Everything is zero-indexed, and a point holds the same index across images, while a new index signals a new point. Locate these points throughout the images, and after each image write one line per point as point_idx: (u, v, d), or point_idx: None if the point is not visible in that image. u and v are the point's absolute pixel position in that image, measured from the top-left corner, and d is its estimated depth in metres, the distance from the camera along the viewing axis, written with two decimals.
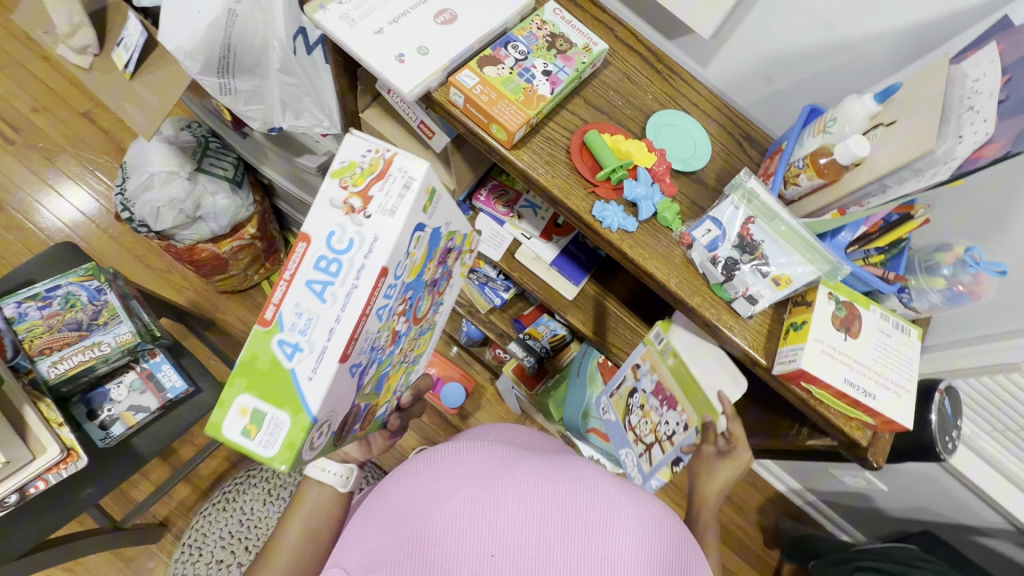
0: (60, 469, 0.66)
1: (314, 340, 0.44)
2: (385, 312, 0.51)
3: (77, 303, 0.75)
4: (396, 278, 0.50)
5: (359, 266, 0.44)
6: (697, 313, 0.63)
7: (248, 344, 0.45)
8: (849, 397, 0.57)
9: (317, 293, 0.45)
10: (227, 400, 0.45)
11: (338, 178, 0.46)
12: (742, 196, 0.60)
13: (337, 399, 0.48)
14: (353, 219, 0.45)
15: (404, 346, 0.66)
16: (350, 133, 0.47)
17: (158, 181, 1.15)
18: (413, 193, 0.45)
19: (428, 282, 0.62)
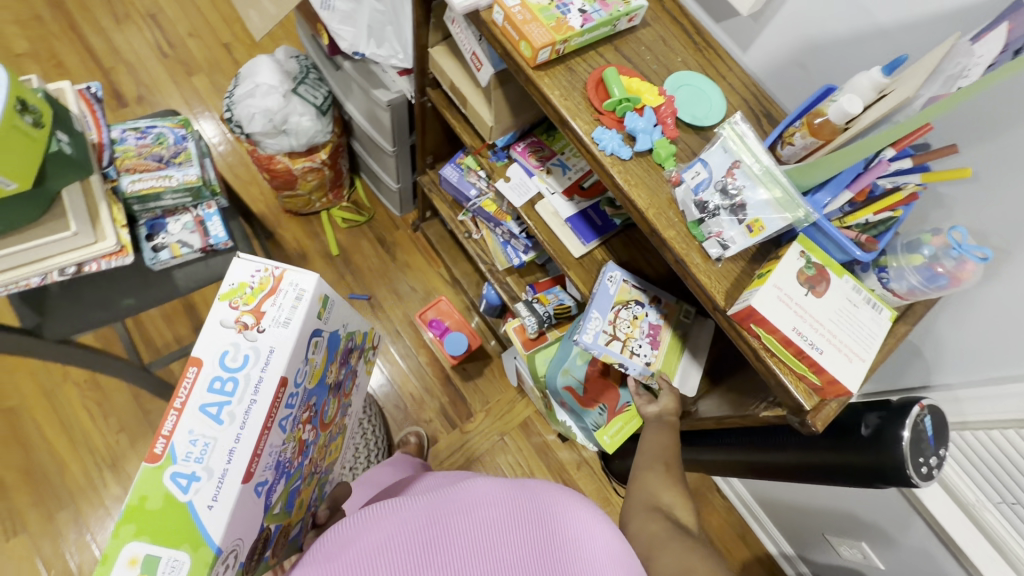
0: (112, 259, 0.80)
1: (211, 464, 0.58)
2: (287, 422, 0.67)
3: (165, 142, 0.91)
4: (297, 386, 0.68)
5: (256, 380, 0.62)
6: (669, 247, 0.66)
7: (139, 487, 0.56)
8: (795, 346, 0.57)
9: (217, 416, 0.60)
10: (111, 555, 0.54)
11: (228, 299, 0.64)
12: (733, 139, 0.62)
13: (240, 527, 0.60)
14: (245, 336, 0.63)
15: (314, 458, 0.79)
16: (239, 259, 0.66)
17: (260, 92, 1.35)
18: (302, 303, 0.66)
19: (333, 386, 0.82)
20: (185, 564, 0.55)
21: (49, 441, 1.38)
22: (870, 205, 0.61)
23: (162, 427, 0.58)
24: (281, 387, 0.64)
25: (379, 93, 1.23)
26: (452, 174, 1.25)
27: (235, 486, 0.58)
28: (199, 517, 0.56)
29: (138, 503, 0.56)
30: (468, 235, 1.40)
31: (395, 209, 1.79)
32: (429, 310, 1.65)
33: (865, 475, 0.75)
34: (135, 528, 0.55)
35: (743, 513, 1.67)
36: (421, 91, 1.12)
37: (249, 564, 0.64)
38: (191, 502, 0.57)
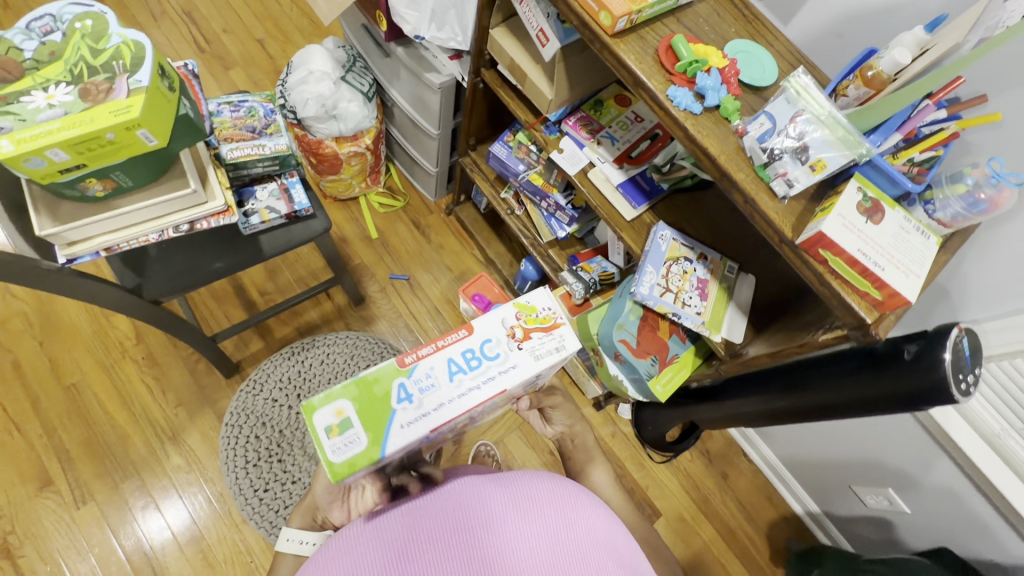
0: (219, 218, 0.87)
1: (420, 400, 0.69)
2: (472, 416, 0.74)
3: (255, 115, 0.98)
4: (494, 401, 0.75)
5: (489, 375, 0.71)
6: (739, 189, 0.75)
7: (384, 371, 0.70)
8: (860, 265, 0.66)
9: (449, 372, 0.71)
10: (334, 398, 0.67)
11: (519, 310, 0.75)
12: (796, 90, 0.72)
13: (398, 454, 0.69)
14: (510, 342, 0.73)
15: (439, 445, 0.85)
16: (545, 289, 0.77)
17: (313, 79, 1.43)
18: (555, 352, 0.73)
19: (497, 410, 0.86)
20: (357, 447, 0.65)
21: (110, 415, 1.43)
22: (916, 144, 0.70)
23: (420, 346, 0.72)
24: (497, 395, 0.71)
25: (431, 76, 1.31)
26: (501, 150, 1.32)
27: (420, 431, 0.67)
28: (388, 425, 0.67)
29: (372, 380, 0.69)
30: (510, 211, 1.49)
31: (429, 195, 1.87)
32: (470, 285, 1.63)
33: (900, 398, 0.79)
34: (356, 391, 0.68)
35: (769, 476, 1.76)
36: (475, 72, 1.21)
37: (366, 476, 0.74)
38: (393, 410, 0.68)
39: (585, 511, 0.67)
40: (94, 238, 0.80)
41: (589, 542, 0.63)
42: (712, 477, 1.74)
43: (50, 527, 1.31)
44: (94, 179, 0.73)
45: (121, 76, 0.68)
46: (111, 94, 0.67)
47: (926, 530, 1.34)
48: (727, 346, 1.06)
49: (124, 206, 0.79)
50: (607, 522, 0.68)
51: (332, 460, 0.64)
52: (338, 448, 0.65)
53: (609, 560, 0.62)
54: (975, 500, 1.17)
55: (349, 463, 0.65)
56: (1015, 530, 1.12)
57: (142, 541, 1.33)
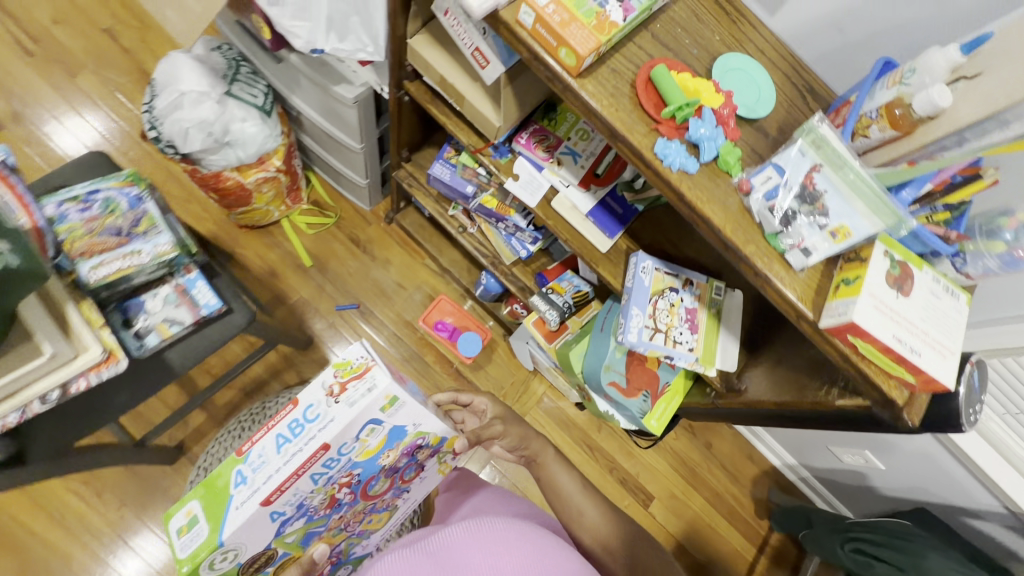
0: (101, 370, 0.67)
1: (252, 479, 0.64)
2: (321, 478, 0.68)
3: (117, 209, 0.74)
4: (342, 453, 0.68)
5: (312, 437, 0.64)
6: (750, 262, 0.62)
7: (221, 464, 0.65)
8: (895, 353, 0.57)
9: (277, 445, 0.65)
10: (184, 499, 0.65)
11: (336, 368, 0.65)
12: (811, 142, 0.58)
13: (250, 533, 0.66)
14: (329, 400, 0.64)
15: (346, 513, 0.81)
16: (361, 339, 0.66)
17: (188, 102, 1.13)
18: (371, 396, 0.64)
19: (387, 467, 0.78)
20: (199, 541, 0.63)
21: (41, 535, 1.24)
22: (948, 194, 0.59)
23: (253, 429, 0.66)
24: (323, 452, 0.64)
25: (341, 89, 1.05)
26: (443, 172, 1.13)
27: (252, 509, 0.63)
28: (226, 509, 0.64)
29: (212, 477, 0.64)
30: (461, 229, 1.30)
31: (363, 204, 1.63)
32: (432, 312, 1.60)
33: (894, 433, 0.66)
34: (204, 490, 0.65)
35: (748, 437, 1.82)
36: (397, 85, 0.97)
37: (246, 568, 0.72)
38: (231, 496, 0.64)
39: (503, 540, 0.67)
40: None
41: None
42: (696, 448, 1.77)
43: None
44: None
45: None
46: None
47: (901, 481, 1.42)
48: (723, 379, 0.99)
49: None
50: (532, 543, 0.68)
51: (179, 558, 0.63)
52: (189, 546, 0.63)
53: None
54: (947, 461, 1.23)
55: (192, 558, 0.62)
56: (982, 485, 1.20)
57: None
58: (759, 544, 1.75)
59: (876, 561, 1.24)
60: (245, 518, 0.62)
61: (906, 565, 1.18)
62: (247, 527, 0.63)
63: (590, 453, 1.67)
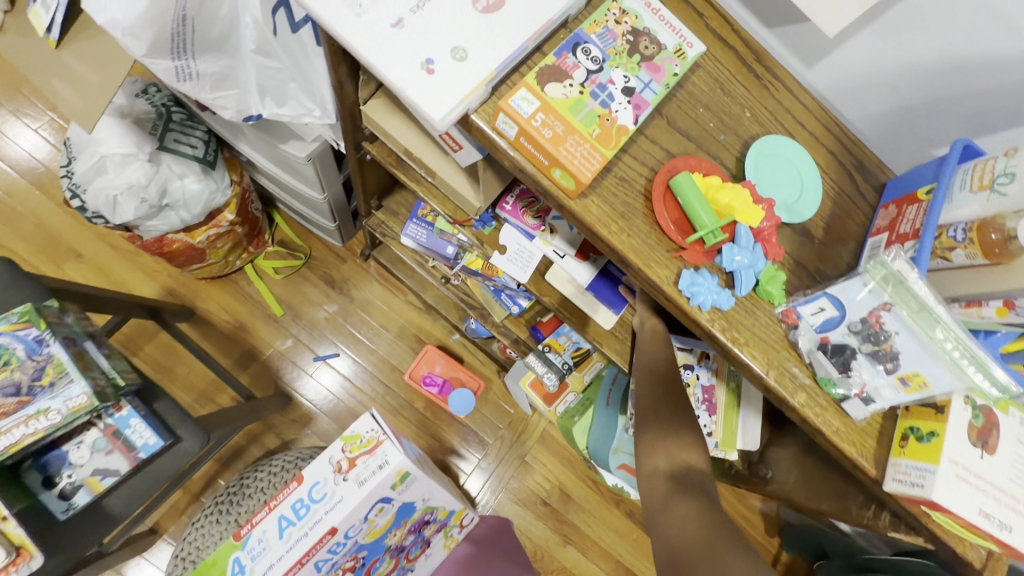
0: (10, 571, 0.55)
1: (251, 568, 0.76)
2: (326, 562, 0.82)
3: (13, 359, 0.60)
4: (345, 536, 0.81)
5: (317, 518, 0.78)
6: (796, 412, 0.51)
7: (218, 552, 0.78)
8: (981, 531, 0.47)
9: (280, 530, 0.78)
10: None
11: (345, 442, 0.81)
12: (882, 278, 0.46)
13: None
14: (337, 475, 0.80)
15: None
16: (369, 415, 0.83)
17: (112, 165, 0.96)
18: (381, 472, 0.79)
19: (391, 545, 0.94)
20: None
21: None
22: None
23: (254, 516, 0.79)
24: (328, 535, 0.77)
25: (292, 147, 0.90)
26: (418, 232, 0.98)
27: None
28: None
29: (209, 564, 0.77)
30: (444, 280, 1.18)
31: (336, 242, 1.47)
32: (419, 365, 1.46)
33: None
34: None
35: None
36: (355, 147, 0.82)
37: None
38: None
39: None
40: None
41: None
42: None
43: None
44: None
45: None
46: None
47: None
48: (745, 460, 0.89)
49: None
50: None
51: None
52: None
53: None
54: None
55: None
56: None
57: None
58: (770, 562, 1.72)
59: None
60: None
61: None
62: None
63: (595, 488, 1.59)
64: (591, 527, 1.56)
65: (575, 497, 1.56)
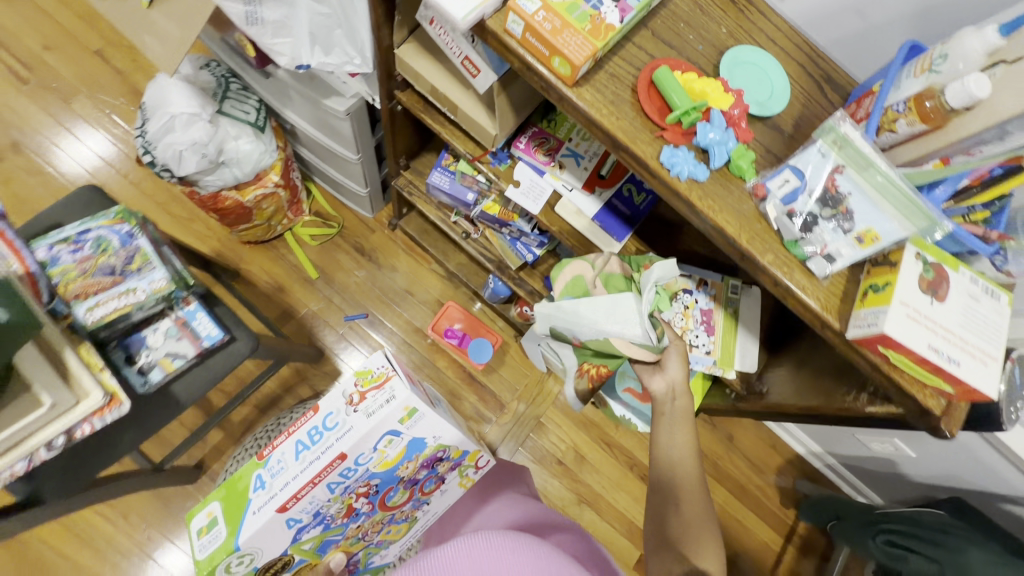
0: (105, 412, 0.66)
1: (271, 485, 0.79)
2: (338, 486, 0.82)
3: (109, 247, 0.72)
4: (356, 463, 0.81)
5: (328, 445, 0.78)
6: (767, 272, 0.58)
7: (244, 468, 0.82)
8: (931, 364, 0.53)
9: (296, 452, 0.80)
10: (208, 501, 0.83)
11: (357, 376, 0.81)
12: (833, 142, 0.54)
13: (263, 538, 0.80)
14: (348, 407, 0.80)
15: (366, 522, 0.96)
16: (379, 351, 0.81)
17: (179, 123, 1.10)
18: (389, 405, 0.78)
19: (404, 478, 0.93)
20: (217, 542, 0.79)
21: (71, 558, 1.27)
22: (985, 190, 0.55)
23: (275, 438, 0.82)
24: (336, 460, 0.77)
25: (333, 102, 1.03)
26: (442, 180, 1.10)
27: (268, 514, 0.77)
28: (245, 512, 0.79)
29: (236, 479, 0.82)
30: (465, 235, 1.26)
31: (365, 212, 1.60)
32: (441, 320, 1.57)
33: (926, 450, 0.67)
34: (225, 494, 0.82)
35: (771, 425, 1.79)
36: (387, 96, 0.94)
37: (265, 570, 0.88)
38: (249, 499, 0.80)
39: (507, 550, 0.69)
40: None
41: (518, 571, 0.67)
42: (718, 441, 1.73)
43: None
44: None
45: None
46: None
47: (933, 467, 1.37)
48: (744, 381, 0.95)
49: None
50: (528, 546, 0.71)
51: (201, 557, 0.80)
52: (207, 545, 0.80)
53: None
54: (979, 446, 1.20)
55: (215, 553, 0.78)
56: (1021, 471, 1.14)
57: None
58: (785, 534, 1.72)
59: (909, 553, 1.19)
60: (262, 521, 0.77)
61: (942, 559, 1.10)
62: (262, 528, 0.78)
63: (609, 451, 1.63)
64: (606, 487, 1.61)
65: (590, 457, 1.62)
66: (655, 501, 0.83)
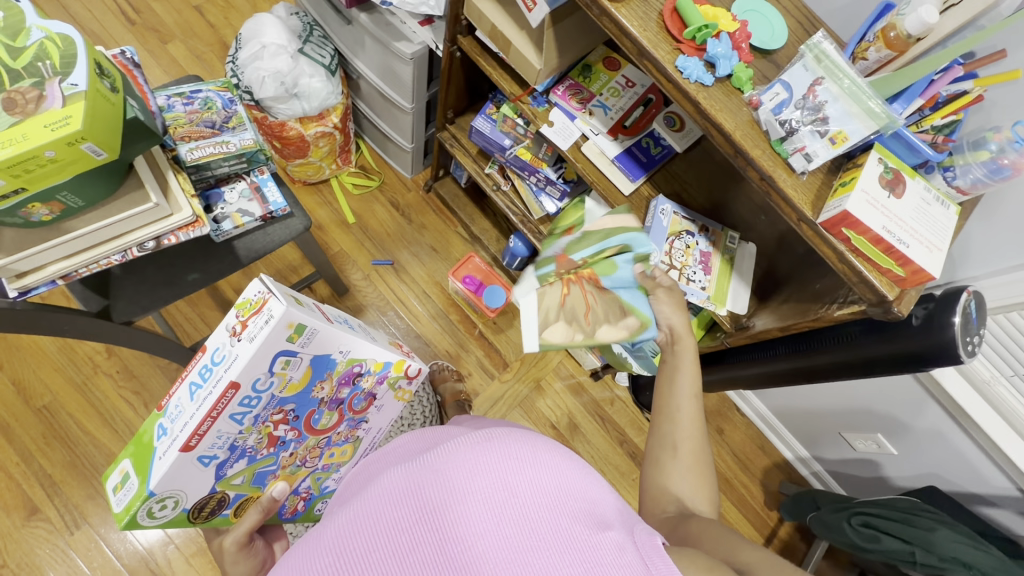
0: (189, 230, 0.78)
1: (171, 429, 0.72)
2: (244, 418, 0.73)
3: (213, 107, 0.90)
4: (255, 392, 0.72)
5: (217, 378, 0.70)
6: (755, 166, 0.70)
7: (146, 421, 0.76)
8: (885, 243, 0.65)
9: (190, 394, 0.72)
10: (118, 461, 0.77)
11: (238, 309, 0.71)
12: (815, 57, 0.67)
13: (182, 481, 0.73)
14: (233, 339, 0.70)
15: (301, 450, 0.86)
16: (258, 277, 0.71)
17: (267, 54, 1.29)
18: (269, 327, 0.68)
19: (326, 400, 0.83)
20: (131, 494, 0.73)
21: (92, 434, 1.36)
22: (938, 110, 0.67)
23: (172, 387, 0.75)
24: (230, 391, 0.68)
25: (401, 45, 1.21)
26: (484, 125, 1.25)
27: (172, 456, 0.69)
28: (152, 461, 0.72)
29: (141, 434, 0.76)
30: (496, 187, 1.40)
31: (405, 171, 1.76)
32: (461, 267, 1.64)
33: (894, 361, 0.75)
34: (134, 449, 0.76)
35: (761, 427, 1.78)
36: (451, 39, 1.11)
37: (196, 513, 0.79)
38: (155, 448, 0.73)
39: (543, 467, 0.52)
40: (47, 266, 0.71)
41: (544, 494, 0.50)
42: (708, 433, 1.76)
43: (45, 556, 1.26)
44: (38, 202, 0.64)
45: (52, 81, 0.58)
46: (44, 104, 0.58)
47: (914, 467, 1.37)
48: (733, 319, 1.06)
49: (77, 228, 0.70)
50: (560, 463, 0.54)
51: (119, 510, 0.74)
52: (123, 500, 0.74)
53: (572, 523, 0.48)
54: (966, 447, 1.20)
55: (132, 502, 0.72)
56: (994, 463, 1.17)
57: (144, 558, 1.29)
58: (768, 535, 1.70)
59: (883, 534, 1.15)
60: (166, 463, 0.69)
61: (914, 538, 1.09)
62: (172, 471, 0.70)
63: (602, 424, 1.69)
64: (594, 458, 1.65)
65: (582, 427, 1.67)
66: (652, 450, 0.79)
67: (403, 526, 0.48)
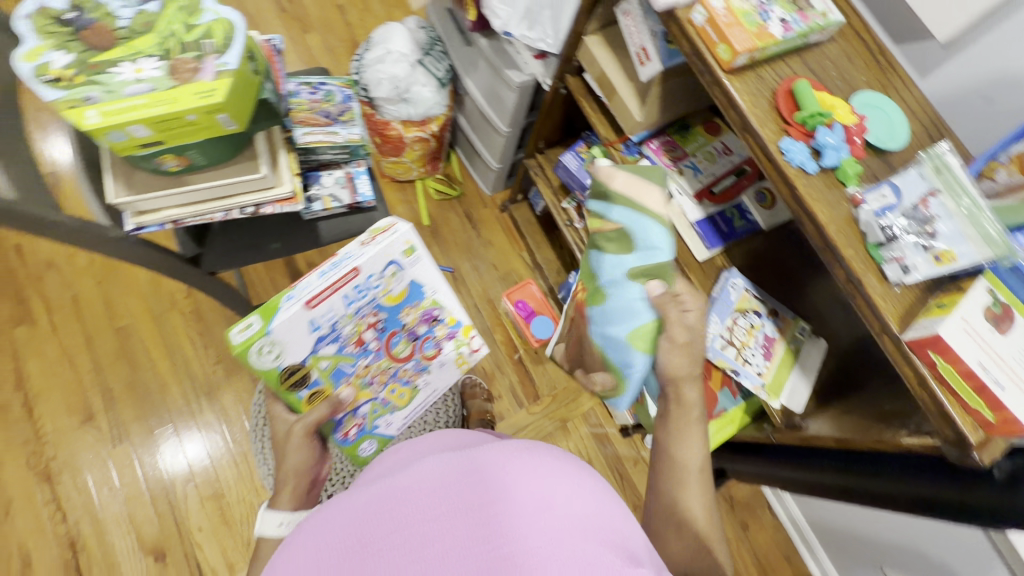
0: (284, 204, 0.86)
1: (297, 289, 0.75)
2: (353, 304, 0.78)
3: (333, 100, 0.98)
4: (365, 287, 0.78)
5: (343, 262, 0.77)
6: (845, 265, 0.66)
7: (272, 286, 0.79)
8: (977, 380, 0.59)
9: (318, 271, 0.77)
10: None
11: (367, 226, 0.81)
12: (935, 168, 0.65)
13: (291, 336, 0.75)
14: (361, 240, 0.78)
15: (373, 367, 0.87)
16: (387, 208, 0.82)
17: (390, 59, 1.40)
18: (395, 232, 0.77)
19: (407, 327, 0.87)
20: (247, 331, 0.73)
21: (154, 362, 1.48)
22: None
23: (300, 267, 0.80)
24: (351, 273, 0.75)
25: (511, 74, 1.27)
26: (572, 162, 1.28)
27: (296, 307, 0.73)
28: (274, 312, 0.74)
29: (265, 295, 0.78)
30: (569, 222, 1.41)
31: (486, 187, 1.82)
32: (516, 290, 1.66)
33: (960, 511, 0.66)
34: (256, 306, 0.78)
35: (791, 534, 1.64)
36: (559, 77, 1.15)
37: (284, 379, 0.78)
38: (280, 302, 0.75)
39: (582, 490, 0.50)
40: (163, 210, 0.80)
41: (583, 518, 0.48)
42: (732, 524, 1.63)
43: (88, 460, 1.38)
44: (170, 155, 0.73)
45: (209, 57, 0.66)
46: (198, 75, 0.66)
47: None
48: (785, 416, 0.98)
49: (195, 182, 0.79)
50: (601, 494, 0.51)
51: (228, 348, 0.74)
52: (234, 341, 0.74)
53: (605, 550, 0.46)
54: None
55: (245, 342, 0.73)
56: None
57: (166, 487, 1.39)
58: None
59: None
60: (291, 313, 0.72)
61: None
62: (289, 322, 0.73)
63: (619, 483, 1.62)
64: None
65: None
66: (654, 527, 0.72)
67: (439, 513, 0.47)
